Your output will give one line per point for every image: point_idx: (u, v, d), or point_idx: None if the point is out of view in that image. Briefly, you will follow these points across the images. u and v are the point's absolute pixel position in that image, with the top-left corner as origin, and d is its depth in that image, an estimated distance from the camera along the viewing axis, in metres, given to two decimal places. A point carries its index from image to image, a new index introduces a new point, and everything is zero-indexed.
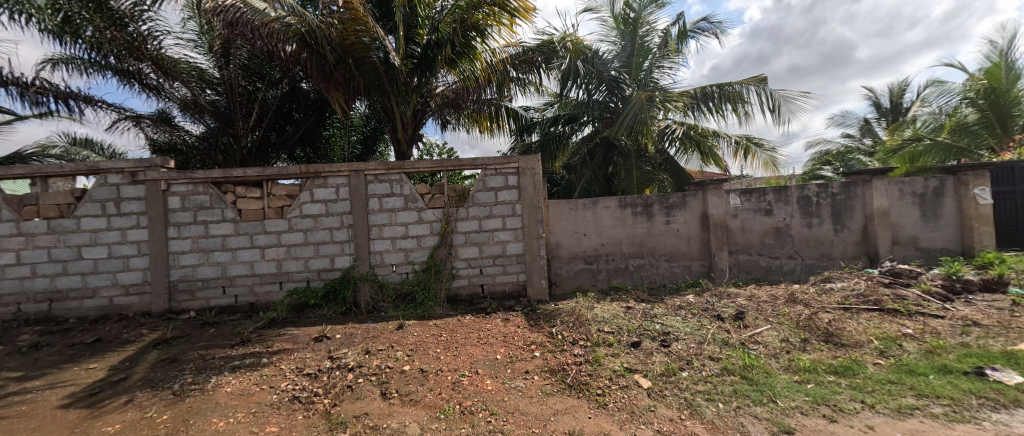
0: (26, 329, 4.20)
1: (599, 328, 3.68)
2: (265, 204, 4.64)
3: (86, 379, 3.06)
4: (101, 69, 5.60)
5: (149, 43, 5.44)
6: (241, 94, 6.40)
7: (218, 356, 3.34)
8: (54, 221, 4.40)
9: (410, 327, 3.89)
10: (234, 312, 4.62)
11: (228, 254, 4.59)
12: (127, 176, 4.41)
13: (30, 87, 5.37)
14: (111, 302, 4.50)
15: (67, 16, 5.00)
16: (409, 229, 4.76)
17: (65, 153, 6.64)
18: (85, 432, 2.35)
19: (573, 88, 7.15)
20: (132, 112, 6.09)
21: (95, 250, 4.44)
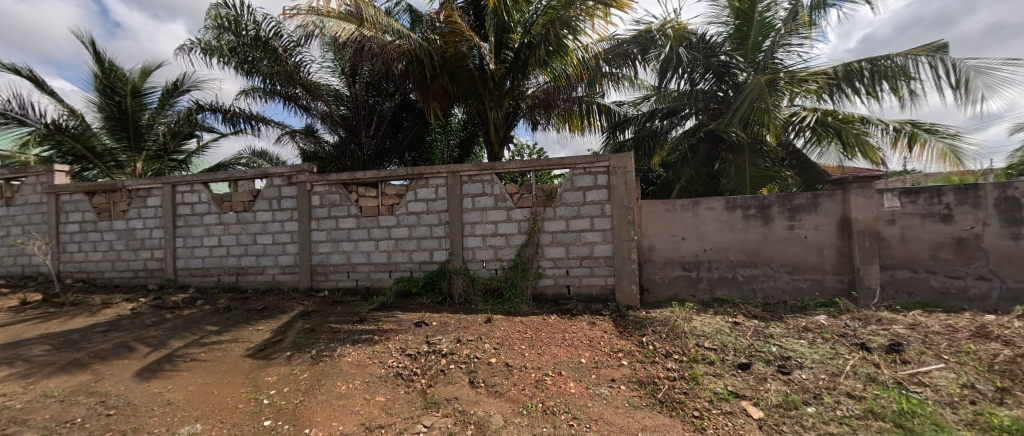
0: (221, 295, 5.48)
1: (699, 343, 3.31)
2: (380, 202, 5.27)
3: (256, 336, 3.86)
4: (272, 95, 6.96)
5: (301, 71, 6.72)
6: (365, 108, 7.45)
7: (343, 330, 3.89)
8: (240, 214, 5.65)
9: (497, 322, 4.01)
10: (355, 294, 5.34)
11: (351, 244, 5.32)
12: (286, 179, 5.47)
13: (228, 112, 6.98)
14: (273, 279, 5.58)
15: (245, 57, 6.33)
16: (499, 227, 4.93)
17: (248, 163, 8.47)
18: (255, 378, 2.95)
19: (674, 80, 6.57)
20: (289, 127, 7.49)
21: (264, 237, 5.57)
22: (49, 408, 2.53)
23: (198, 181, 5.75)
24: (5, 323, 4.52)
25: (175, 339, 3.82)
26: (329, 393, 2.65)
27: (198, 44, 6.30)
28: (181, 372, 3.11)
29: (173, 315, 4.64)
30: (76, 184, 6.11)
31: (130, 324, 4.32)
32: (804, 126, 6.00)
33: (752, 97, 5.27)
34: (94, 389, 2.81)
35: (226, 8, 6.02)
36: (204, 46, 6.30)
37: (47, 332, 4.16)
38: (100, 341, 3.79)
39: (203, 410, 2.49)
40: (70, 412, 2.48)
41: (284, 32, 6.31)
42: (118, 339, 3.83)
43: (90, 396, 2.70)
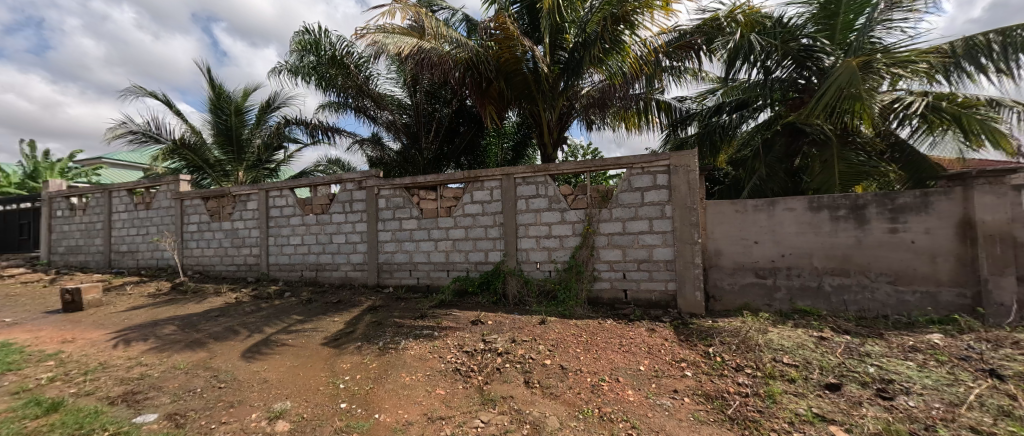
0: (304, 288, 6.12)
1: (776, 358, 3.01)
2: (439, 204, 5.52)
3: (332, 327, 4.25)
4: (345, 107, 7.63)
5: (370, 84, 7.32)
6: (425, 115, 7.87)
7: (406, 324, 4.14)
8: (318, 216, 6.26)
9: (552, 323, 3.99)
10: (416, 291, 5.64)
11: (413, 244, 5.64)
12: (357, 184, 5.96)
13: (309, 125, 7.80)
14: (346, 275, 6.10)
15: (322, 75, 6.97)
16: (553, 229, 4.90)
17: (326, 170, 9.38)
18: (332, 364, 3.25)
19: (745, 69, 5.93)
20: (359, 136, 8.16)
21: (338, 237, 6.12)
22: (176, 378, 3.01)
23: (285, 187, 6.49)
24: (145, 306, 5.47)
25: (268, 326, 4.34)
26: (395, 383, 2.83)
27: (285, 66, 7.11)
28: (273, 355, 3.52)
29: (266, 305, 5.28)
30: (195, 191, 7.23)
31: (234, 311, 5.00)
32: (913, 114, 5.14)
33: (842, 82, 4.62)
34: (209, 365, 3.30)
35: (307, 33, 6.72)
36: (290, 67, 7.10)
37: (173, 314, 4.96)
38: (211, 324, 4.44)
39: (291, 389, 2.80)
40: (191, 382, 2.93)
41: (355, 49, 6.88)
42: (225, 323, 4.45)
43: (206, 370, 3.18)
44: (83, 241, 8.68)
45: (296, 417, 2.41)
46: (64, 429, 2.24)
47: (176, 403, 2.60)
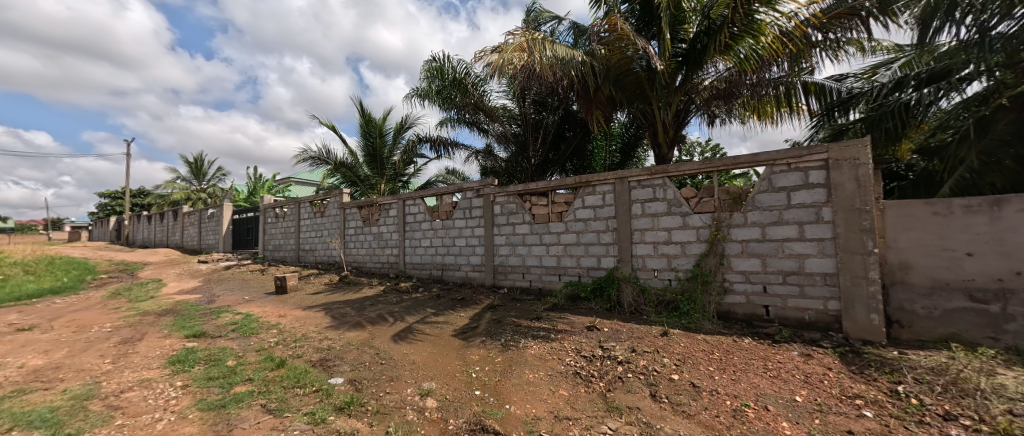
0: (433, 284, 6.92)
1: (1016, 410, 2.21)
2: (550, 209, 5.65)
3: (459, 321, 4.68)
4: (462, 123, 8.41)
5: (484, 99, 7.91)
6: (533, 123, 8.15)
7: (524, 325, 4.31)
8: (444, 221, 7.02)
9: (676, 336, 3.68)
10: (529, 293, 5.84)
11: (526, 248, 5.87)
12: (475, 192, 6.50)
13: (434, 142, 8.81)
14: (466, 275, 6.68)
15: (445, 97, 7.78)
16: (673, 235, 4.54)
17: (446, 180, 10.48)
18: (463, 355, 3.60)
19: (944, 28, 4.67)
20: (474, 148, 8.89)
21: (460, 240, 6.76)
22: (352, 351, 3.71)
23: (418, 197, 7.46)
24: (323, 293, 6.90)
25: (409, 315, 5.04)
26: (520, 378, 2.99)
27: (416, 93, 8.21)
28: (417, 341, 4.07)
29: (406, 297, 6.14)
30: (353, 202, 8.86)
31: (384, 301, 5.93)
32: None
33: None
34: (371, 343, 3.98)
35: (433, 61, 7.60)
36: (420, 92, 8.16)
37: (343, 300, 6.15)
38: (369, 310, 5.36)
39: (434, 372, 3.19)
40: (362, 356, 3.58)
41: (472, 70, 7.53)
42: (380, 310, 5.32)
43: (370, 347, 3.84)
44: (282, 241, 11.41)
45: (441, 396, 2.74)
46: (289, 381, 2.99)
47: (354, 372, 3.20)
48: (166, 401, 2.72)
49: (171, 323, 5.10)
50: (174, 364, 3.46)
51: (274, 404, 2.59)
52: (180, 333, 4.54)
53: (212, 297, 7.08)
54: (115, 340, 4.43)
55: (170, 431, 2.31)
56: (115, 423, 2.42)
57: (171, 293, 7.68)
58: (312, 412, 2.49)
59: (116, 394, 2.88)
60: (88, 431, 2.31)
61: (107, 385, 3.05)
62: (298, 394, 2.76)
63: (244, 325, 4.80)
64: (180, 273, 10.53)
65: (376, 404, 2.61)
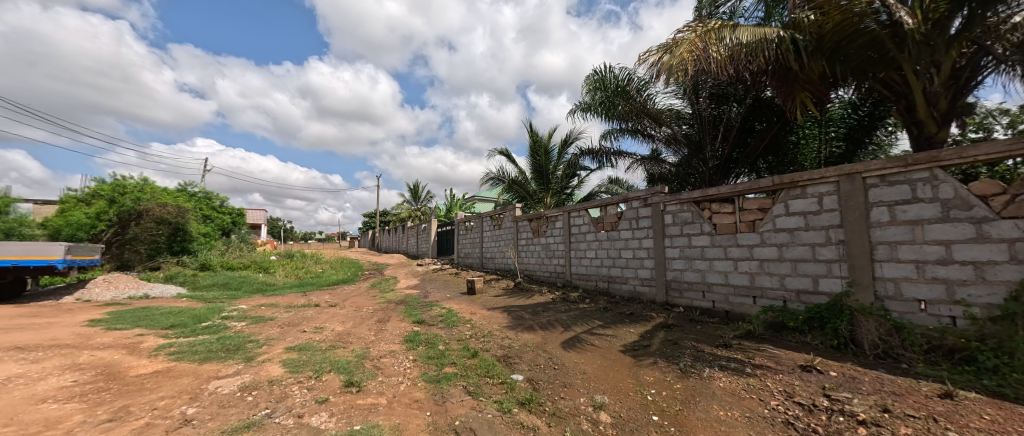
0: (599, 296, 6.82)
1: None
2: (738, 218, 4.82)
3: (629, 337, 4.44)
4: (625, 130, 8.12)
5: (650, 102, 7.41)
6: (710, 120, 7.20)
7: (708, 351, 3.75)
8: (608, 233, 6.92)
9: (969, 401, 2.47)
10: (712, 315, 5.03)
11: (706, 263, 5.14)
12: (642, 201, 6.19)
13: (597, 153, 8.80)
14: (634, 289, 6.33)
15: (608, 105, 7.62)
16: (953, 252, 3.17)
17: (608, 190, 10.31)
18: (636, 374, 3.38)
19: None
20: (639, 155, 8.47)
21: (627, 252, 6.49)
22: (528, 352, 4.02)
23: (583, 208, 7.62)
24: (503, 296, 7.78)
25: (577, 324, 5.12)
26: (708, 413, 2.59)
27: (578, 107, 8.44)
28: (588, 351, 4.08)
29: (573, 306, 6.27)
30: (524, 216, 9.75)
31: (554, 308, 6.22)
32: None
33: None
34: (544, 347, 4.22)
35: (595, 74, 7.62)
36: (583, 106, 8.33)
37: (520, 304, 6.78)
38: (541, 315, 5.71)
39: (607, 386, 3.11)
40: (538, 358, 3.83)
41: (635, 75, 7.21)
42: (550, 317, 5.60)
43: (545, 351, 4.07)
44: (471, 250, 13.51)
45: (615, 413, 2.64)
46: (481, 370, 3.46)
47: (532, 372, 3.45)
48: (404, 369, 3.57)
49: (404, 310, 6.70)
50: (406, 341, 4.52)
51: (472, 388, 3.04)
52: (409, 319, 5.92)
53: (427, 293, 8.98)
54: (374, 318, 6.14)
55: (406, 393, 3.01)
56: (377, 379, 3.32)
57: (401, 288, 10.14)
58: (500, 401, 2.80)
59: (376, 357, 3.96)
60: (364, 381, 3.24)
61: (372, 350, 4.23)
62: (489, 383, 3.16)
63: (449, 317, 5.87)
64: (407, 273, 13.79)
65: (553, 407, 2.72)
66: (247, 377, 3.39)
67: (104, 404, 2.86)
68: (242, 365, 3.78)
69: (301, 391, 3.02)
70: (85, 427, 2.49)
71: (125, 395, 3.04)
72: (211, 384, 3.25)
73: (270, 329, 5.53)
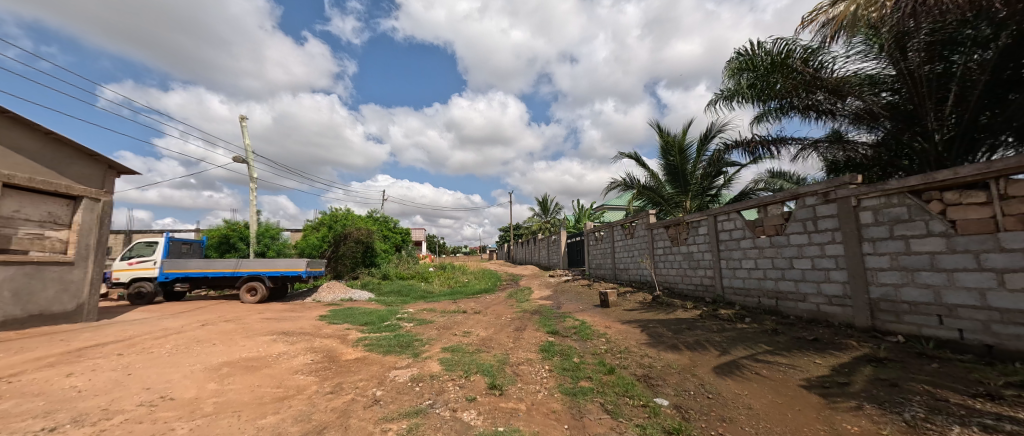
0: (765, 315, 5.67)
1: None
2: (997, 212, 3.38)
3: (815, 370, 3.53)
4: (788, 112, 6.74)
5: (824, 72, 5.98)
6: (931, 79, 5.32)
7: (955, 402, 2.68)
8: (774, 238, 5.83)
9: None
10: (961, 351, 3.58)
11: (941, 275, 3.76)
12: (821, 196, 5.02)
13: (750, 145, 7.52)
14: (819, 309, 5.05)
15: (764, 85, 6.51)
16: None
17: (768, 186, 8.65)
18: (829, 419, 2.64)
19: None
20: (811, 139, 6.90)
21: (803, 262, 5.29)
22: (674, 375, 3.60)
23: (734, 210, 6.62)
24: (641, 310, 7.24)
25: (735, 348, 4.35)
26: None
27: (721, 95, 7.44)
28: (751, 381, 3.41)
29: (729, 326, 5.37)
30: (660, 222, 9.00)
31: (702, 327, 5.45)
32: None
33: None
34: (694, 371, 3.71)
35: (740, 54, 6.61)
36: (726, 94, 7.31)
37: (660, 319, 6.18)
38: (686, 334, 5.07)
39: (786, 430, 2.51)
40: (686, 383, 3.39)
41: (798, 43, 5.97)
42: (698, 337, 4.91)
43: (694, 375, 3.58)
44: (602, 260, 13.13)
45: None
46: (620, 389, 3.26)
47: (680, 398, 3.07)
48: (541, 379, 3.64)
49: (540, 320, 6.90)
50: (543, 351, 4.62)
51: (611, 407, 2.88)
52: (544, 329, 6.06)
53: (560, 304, 9.06)
54: (512, 326, 6.49)
55: (544, 402, 3.05)
56: (517, 385, 3.47)
57: (536, 298, 10.51)
58: (643, 426, 2.57)
59: (516, 364, 4.16)
60: (505, 385, 3.42)
61: (511, 357, 4.47)
62: (629, 404, 2.95)
63: (583, 329, 5.77)
64: (541, 284, 14.22)
65: None
66: (415, 370, 3.99)
67: (327, 379, 3.76)
68: (411, 360, 4.47)
69: (455, 388, 3.39)
70: (317, 394, 3.32)
71: (339, 374, 3.94)
72: (391, 372, 3.93)
73: (430, 330, 6.43)
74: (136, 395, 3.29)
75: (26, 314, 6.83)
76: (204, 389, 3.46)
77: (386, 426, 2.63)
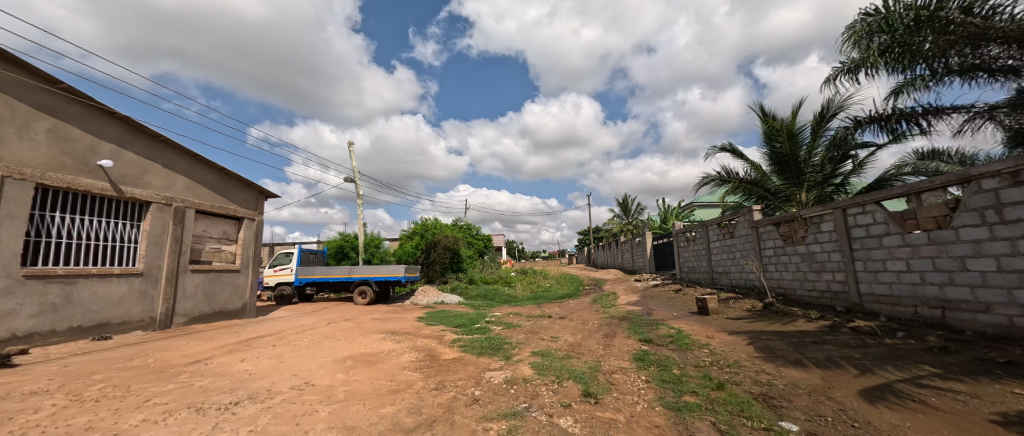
0: (926, 329, 4.57)
1: None
2: None
3: (1014, 403, 2.72)
4: (943, 76, 5.42)
5: (1000, 19, 4.67)
6: None
7: None
8: (933, 233, 4.72)
9: None
10: None
11: None
12: (1007, 178, 3.91)
13: (889, 121, 6.22)
14: (1012, 323, 3.91)
15: (905, 47, 5.36)
16: None
17: (918, 169, 7.04)
18: None
19: None
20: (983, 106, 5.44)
21: (982, 262, 4.18)
22: (803, 397, 3.11)
23: (871, 201, 5.52)
24: (750, 319, 6.43)
25: (884, 368, 3.59)
26: None
27: (843, 68, 6.31)
28: (912, 410, 2.78)
29: (873, 341, 4.46)
30: (769, 218, 7.95)
31: (833, 341, 4.62)
32: None
33: None
34: (829, 393, 3.15)
35: (869, 15, 5.57)
36: (851, 64, 6.19)
37: (775, 331, 5.41)
38: (812, 349, 4.35)
39: None
40: (819, 407, 2.90)
41: None
42: (829, 352, 4.18)
43: (829, 399, 3.04)
44: (696, 263, 12.05)
45: None
46: (734, 407, 2.92)
47: (812, 424, 2.64)
48: (638, 389, 3.45)
49: (630, 327, 6.58)
50: (637, 360, 4.39)
51: (724, 427, 2.60)
52: (636, 336, 5.76)
53: (652, 310, 8.53)
54: (601, 332, 6.30)
55: (644, 415, 2.88)
56: (613, 394, 3.34)
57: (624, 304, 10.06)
58: None
59: (609, 372, 4.02)
60: (600, 394, 3.33)
61: (603, 364, 4.33)
62: (747, 426, 2.62)
63: (681, 339, 5.34)
64: (627, 289, 13.56)
65: None
66: (508, 372, 4.12)
67: (431, 377, 4.08)
68: (504, 362, 4.61)
69: (549, 393, 3.40)
70: (424, 390, 3.62)
71: (441, 372, 4.25)
72: (486, 374, 4.11)
73: (519, 334, 6.57)
74: (287, 379, 3.96)
75: (211, 311, 8.74)
76: (334, 378, 4.02)
77: (487, 425, 2.74)
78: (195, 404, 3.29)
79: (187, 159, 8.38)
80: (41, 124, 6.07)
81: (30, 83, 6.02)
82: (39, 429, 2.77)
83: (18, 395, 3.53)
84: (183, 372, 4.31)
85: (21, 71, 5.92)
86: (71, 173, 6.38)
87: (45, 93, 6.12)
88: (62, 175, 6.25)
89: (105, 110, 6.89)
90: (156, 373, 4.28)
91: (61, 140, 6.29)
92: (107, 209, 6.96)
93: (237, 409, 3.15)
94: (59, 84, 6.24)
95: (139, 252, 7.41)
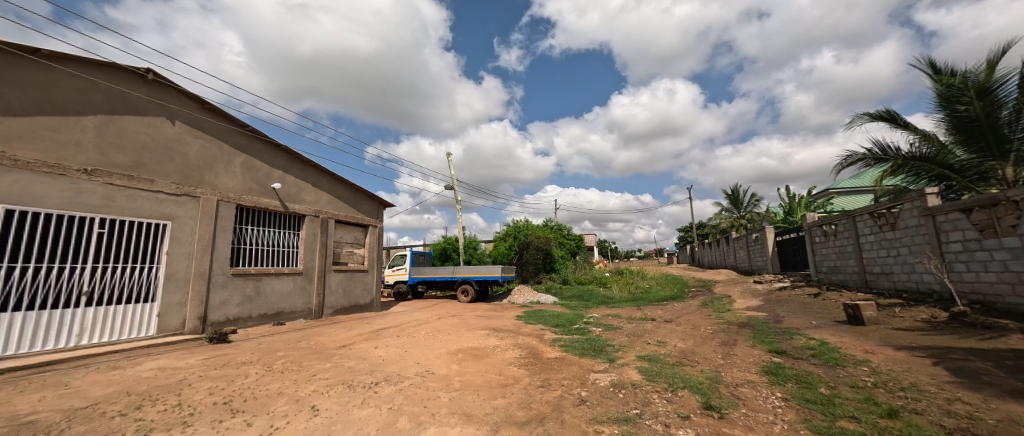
0: None
1: None
2: None
3: None
4: None
5: None
6: None
7: None
8: None
9: None
10: None
11: None
12: None
13: None
14: None
15: None
16: None
17: None
18: None
19: None
20: None
21: None
22: None
23: None
24: (927, 332, 5.10)
25: None
26: None
27: None
28: None
29: None
30: (951, 203, 6.23)
31: None
32: None
33: None
34: None
35: None
36: None
37: (971, 348, 4.19)
38: None
39: None
40: None
41: None
42: None
43: None
44: (838, 262, 10.04)
45: None
46: None
47: None
48: (773, 408, 3.01)
49: (753, 335, 5.79)
50: (767, 374, 3.83)
51: None
52: (763, 346, 5.04)
53: (780, 316, 7.38)
54: (717, 339, 5.67)
55: None
56: (741, 410, 2.98)
57: (742, 309, 8.88)
58: None
59: (733, 385, 3.59)
60: (725, 407, 3.00)
61: (724, 375, 3.88)
62: None
63: (825, 352, 4.51)
64: (744, 291, 11.97)
65: None
66: (614, 375, 3.98)
67: (536, 374, 4.17)
68: (608, 365, 4.48)
69: (662, 401, 3.19)
70: (531, 386, 3.72)
71: (545, 370, 4.31)
72: (591, 375, 4.04)
73: (621, 337, 6.31)
74: (412, 367, 4.45)
75: (349, 304, 10.34)
76: (450, 369, 4.38)
77: (598, 427, 2.69)
78: (346, 381, 3.91)
79: (328, 177, 10.03)
80: (238, 159, 7.90)
81: (231, 128, 7.79)
82: (249, 391, 3.61)
83: (233, 364, 4.67)
84: (335, 354, 5.18)
85: (225, 119, 7.67)
86: (256, 195, 8.17)
87: (239, 135, 7.91)
88: (251, 197, 8.04)
89: (274, 144, 8.65)
90: (316, 354, 5.23)
91: (250, 170, 8.10)
92: (278, 221, 8.75)
93: (377, 388, 3.65)
94: (247, 127, 8.00)
95: (299, 255, 9.14)
